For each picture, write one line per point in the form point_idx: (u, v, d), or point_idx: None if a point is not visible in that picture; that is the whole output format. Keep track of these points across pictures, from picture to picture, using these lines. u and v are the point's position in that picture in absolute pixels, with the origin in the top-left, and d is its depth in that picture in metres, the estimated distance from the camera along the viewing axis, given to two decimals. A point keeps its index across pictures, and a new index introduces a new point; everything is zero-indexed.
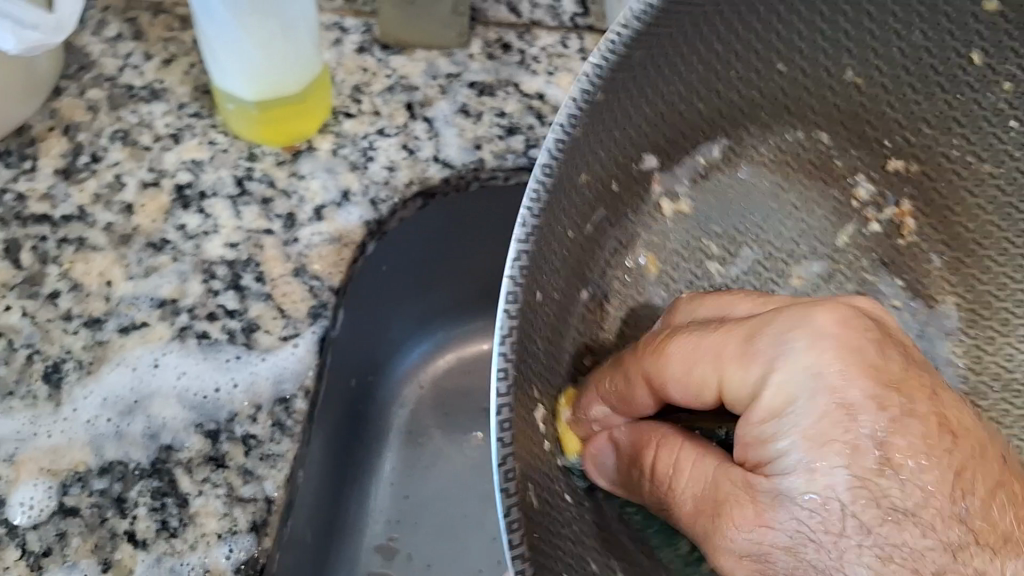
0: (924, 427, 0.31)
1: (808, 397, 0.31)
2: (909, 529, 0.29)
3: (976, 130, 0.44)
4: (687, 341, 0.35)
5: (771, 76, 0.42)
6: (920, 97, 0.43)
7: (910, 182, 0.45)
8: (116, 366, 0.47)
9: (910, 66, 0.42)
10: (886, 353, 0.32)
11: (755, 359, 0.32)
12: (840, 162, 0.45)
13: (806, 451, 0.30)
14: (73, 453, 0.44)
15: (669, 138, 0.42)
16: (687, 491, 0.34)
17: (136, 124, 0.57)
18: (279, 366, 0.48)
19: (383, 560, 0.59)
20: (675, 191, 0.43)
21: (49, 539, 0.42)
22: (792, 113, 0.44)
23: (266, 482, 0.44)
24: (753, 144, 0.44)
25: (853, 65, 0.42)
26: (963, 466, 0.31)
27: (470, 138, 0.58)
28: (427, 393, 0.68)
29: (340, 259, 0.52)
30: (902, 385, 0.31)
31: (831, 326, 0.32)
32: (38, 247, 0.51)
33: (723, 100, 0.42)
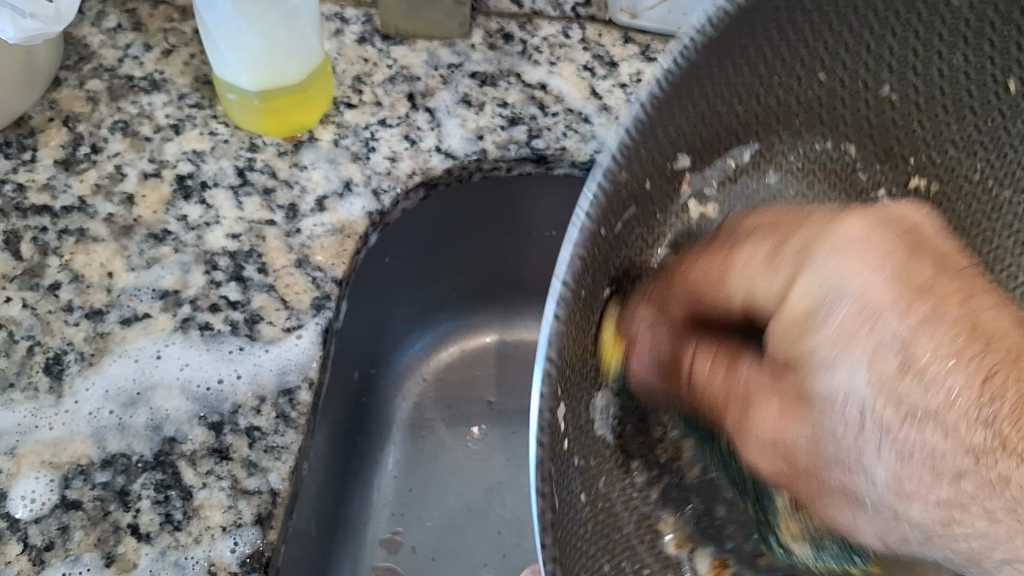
0: (949, 331, 0.26)
1: (834, 303, 0.27)
2: (930, 427, 0.25)
3: (987, 126, 0.40)
4: (727, 261, 0.32)
5: (812, 85, 0.36)
6: (950, 117, 0.40)
7: (931, 202, 0.41)
8: (118, 357, 0.46)
9: (944, 86, 0.39)
10: (921, 256, 0.28)
11: (783, 267, 0.30)
12: (864, 175, 0.40)
13: (842, 361, 0.26)
14: (75, 446, 0.44)
15: (698, 138, 0.35)
16: (718, 381, 0.31)
17: (136, 115, 0.57)
18: (282, 357, 0.47)
19: (389, 553, 0.59)
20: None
21: (51, 533, 0.41)
22: (826, 120, 0.38)
23: (271, 474, 0.43)
24: (784, 150, 0.38)
25: (891, 78, 0.37)
26: (989, 370, 0.25)
27: (472, 128, 0.57)
28: (429, 387, 0.68)
29: (343, 250, 0.52)
30: (931, 287, 0.27)
31: (859, 231, 0.29)
32: (38, 239, 0.51)
33: (783, 100, 0.36)
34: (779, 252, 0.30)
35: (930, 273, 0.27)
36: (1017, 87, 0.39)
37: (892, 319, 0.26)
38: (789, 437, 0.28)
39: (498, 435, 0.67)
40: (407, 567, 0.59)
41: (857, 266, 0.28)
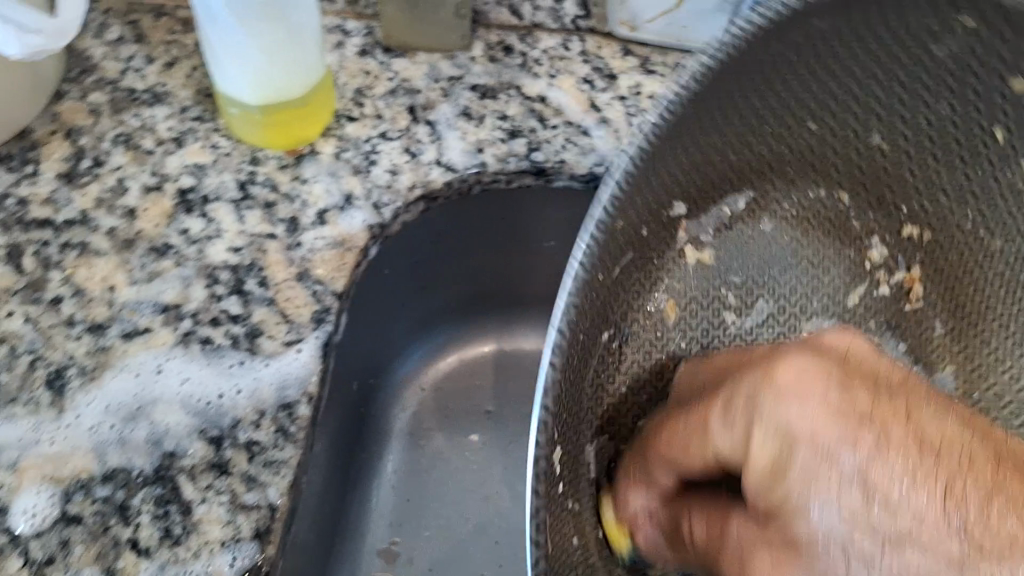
0: (901, 456, 0.30)
1: (805, 441, 0.32)
2: (911, 550, 0.29)
3: (988, 203, 0.45)
4: (678, 423, 0.39)
5: (802, 134, 0.43)
6: (940, 166, 0.45)
7: (920, 250, 0.47)
8: (119, 371, 0.47)
9: (934, 136, 0.44)
10: (855, 380, 0.34)
11: (734, 416, 0.36)
12: (857, 223, 0.47)
13: (814, 495, 0.31)
14: (76, 460, 0.44)
15: (697, 190, 0.43)
16: (731, 553, 0.36)
17: (138, 128, 0.57)
18: (282, 371, 0.47)
19: (386, 564, 0.60)
20: (699, 239, 0.44)
21: (52, 547, 0.41)
22: (817, 171, 0.45)
23: (270, 488, 0.43)
24: (777, 199, 0.45)
25: (880, 130, 0.44)
26: (949, 482, 0.30)
27: (472, 141, 0.57)
28: (427, 396, 0.68)
29: (343, 263, 0.52)
30: (874, 413, 0.32)
31: (794, 374, 0.34)
32: (41, 252, 0.51)
33: (755, 154, 0.43)
34: (727, 406, 0.36)
35: (869, 402, 0.32)
36: (1003, 138, 0.43)
37: (839, 436, 0.31)
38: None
39: (496, 443, 0.67)
40: None
41: (807, 415, 0.32)
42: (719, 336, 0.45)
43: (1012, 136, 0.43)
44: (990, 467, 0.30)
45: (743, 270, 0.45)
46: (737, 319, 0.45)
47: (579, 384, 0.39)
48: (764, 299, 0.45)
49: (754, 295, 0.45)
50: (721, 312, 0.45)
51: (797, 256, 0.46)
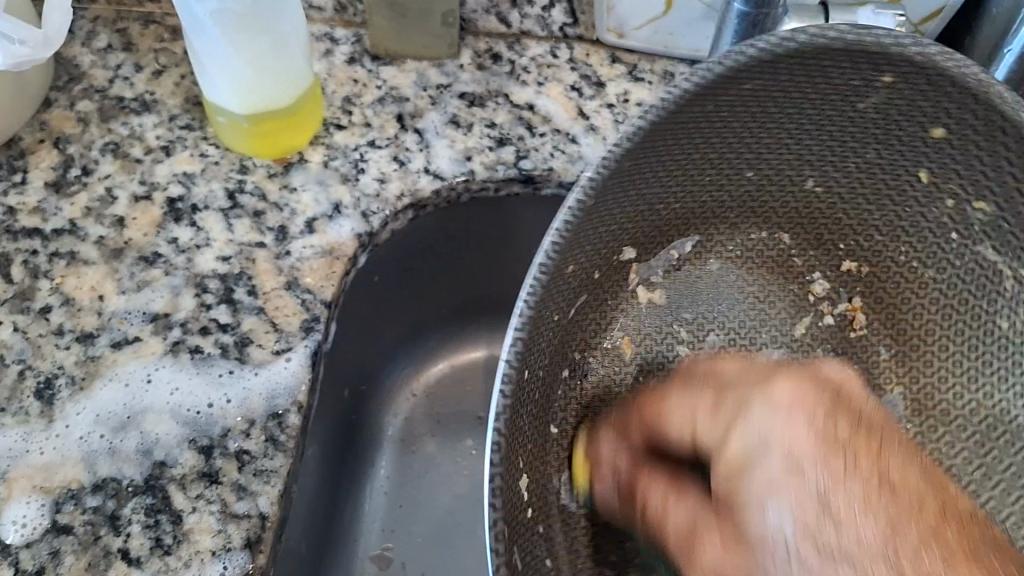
0: (862, 488, 0.33)
1: (768, 457, 0.35)
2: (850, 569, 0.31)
3: (921, 241, 0.49)
4: (684, 407, 0.42)
5: (741, 180, 0.48)
6: (873, 210, 0.49)
7: (860, 282, 0.51)
8: (109, 381, 0.47)
9: (864, 179, 0.47)
10: (838, 411, 0.37)
11: (722, 421, 0.39)
12: (800, 260, 0.51)
13: (766, 489, 0.34)
14: (66, 470, 0.44)
15: (646, 237, 0.48)
16: (674, 525, 0.38)
17: (127, 137, 0.57)
18: (272, 381, 0.48)
19: (380, 570, 0.60)
20: (649, 280, 0.50)
21: (42, 557, 0.42)
22: (758, 214, 0.50)
23: (260, 497, 0.44)
24: (722, 243, 0.51)
25: (813, 176, 0.48)
26: (897, 520, 0.32)
27: (460, 149, 0.58)
28: (419, 403, 0.69)
29: (332, 272, 0.52)
30: (845, 445, 0.35)
31: (783, 397, 0.38)
32: (29, 261, 0.51)
33: (697, 202, 0.48)
34: (720, 397, 0.41)
35: (849, 431, 0.36)
36: (927, 178, 0.46)
37: (806, 438, 0.35)
38: None
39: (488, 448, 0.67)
40: None
41: (783, 426, 0.36)
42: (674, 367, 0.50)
43: (936, 178, 0.46)
44: (937, 510, 0.34)
45: (694, 307, 0.51)
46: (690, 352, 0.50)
47: (540, 417, 0.44)
48: (714, 332, 0.50)
49: (704, 329, 0.50)
50: (673, 345, 0.50)
51: (740, 291, 0.51)
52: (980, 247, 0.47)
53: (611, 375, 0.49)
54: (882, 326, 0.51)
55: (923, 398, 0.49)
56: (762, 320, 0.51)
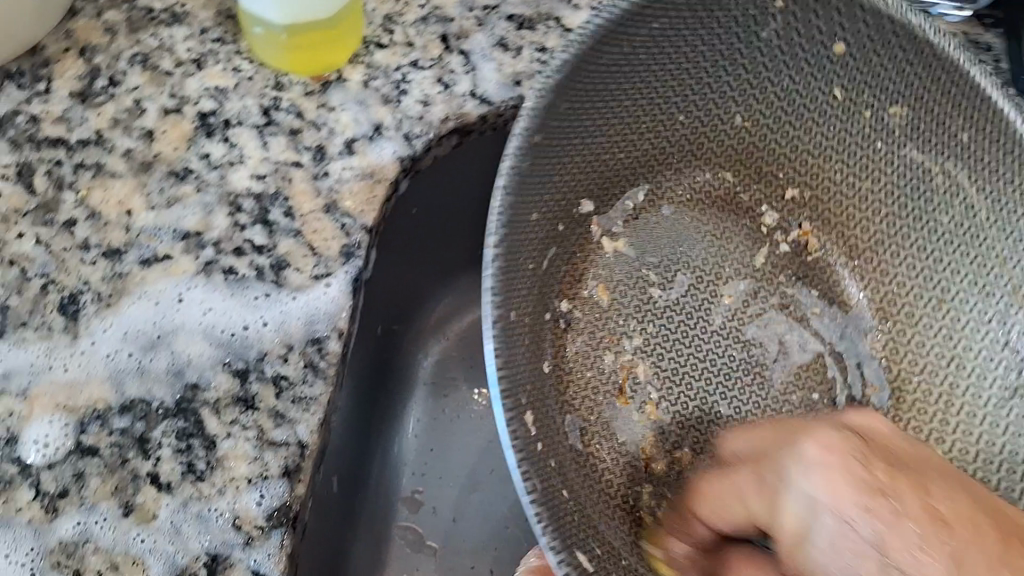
0: (915, 518, 0.35)
1: (822, 518, 0.37)
2: None
3: (851, 155, 0.53)
4: (716, 483, 0.45)
5: (676, 127, 0.53)
6: (797, 133, 0.54)
7: (805, 207, 0.56)
8: (138, 299, 0.44)
9: (770, 123, 0.54)
10: (870, 452, 0.39)
11: (765, 490, 0.41)
12: (744, 195, 0.56)
13: (832, 549, 0.37)
14: (91, 389, 0.41)
15: (600, 187, 0.51)
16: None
17: (157, 48, 0.53)
18: (311, 306, 0.45)
19: (410, 513, 0.59)
20: (611, 231, 0.53)
21: (65, 480, 0.39)
22: (697, 159, 0.55)
23: (299, 425, 0.41)
24: (670, 188, 0.54)
25: (739, 112, 0.53)
26: (943, 523, 0.35)
27: (509, 73, 0.54)
28: (450, 345, 0.66)
29: (373, 197, 0.49)
30: (890, 486, 0.37)
31: (816, 454, 0.40)
32: (53, 172, 0.48)
33: (642, 151, 0.52)
34: (761, 480, 0.42)
35: (886, 471, 0.38)
36: (842, 97, 0.52)
37: (841, 459, 0.39)
38: None
39: None
40: (427, 526, 0.59)
41: (815, 446, 0.40)
42: (649, 309, 0.52)
43: (849, 95, 0.51)
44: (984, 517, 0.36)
45: (657, 252, 0.54)
46: (662, 292, 0.53)
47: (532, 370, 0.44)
48: (682, 273, 0.54)
49: (673, 270, 0.54)
50: (646, 289, 0.53)
51: (697, 232, 0.55)
52: (905, 150, 0.51)
53: (593, 322, 0.51)
54: (829, 242, 0.56)
55: (886, 306, 0.54)
56: (722, 256, 0.55)
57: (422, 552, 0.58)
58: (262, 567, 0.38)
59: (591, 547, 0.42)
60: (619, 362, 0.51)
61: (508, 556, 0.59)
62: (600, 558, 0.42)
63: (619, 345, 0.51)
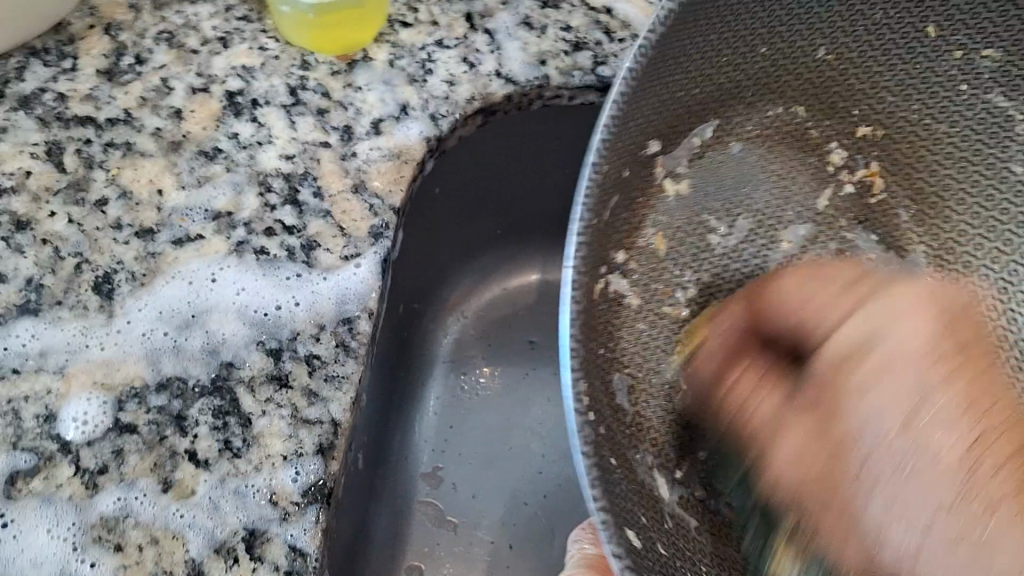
0: (955, 455, 0.38)
1: (863, 420, 0.38)
2: (897, 532, 0.37)
3: (931, 95, 0.45)
4: (791, 323, 0.41)
5: (754, 60, 0.42)
6: (884, 69, 0.44)
7: (875, 147, 0.46)
8: (172, 278, 0.45)
9: (874, 41, 0.43)
10: (958, 355, 0.41)
11: (842, 373, 0.39)
12: (815, 131, 0.45)
13: (874, 450, 0.38)
14: (128, 367, 0.42)
15: (667, 124, 0.40)
16: (751, 452, 0.39)
17: (182, 26, 0.53)
18: (342, 286, 0.45)
19: (431, 488, 0.60)
20: (676, 171, 0.42)
21: (105, 456, 0.40)
22: (770, 90, 0.43)
23: (332, 404, 0.42)
24: (741, 123, 0.43)
25: (823, 44, 0.43)
26: (975, 472, 0.38)
27: (534, 53, 0.54)
28: (470, 323, 0.67)
29: (401, 176, 0.50)
30: (970, 409, 0.39)
31: (903, 341, 0.40)
32: (83, 151, 0.48)
33: (712, 86, 0.41)
34: (828, 347, 0.40)
35: (952, 393, 0.39)
36: (935, 33, 0.43)
37: (910, 426, 0.38)
38: (780, 487, 0.39)
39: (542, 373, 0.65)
40: (449, 502, 0.60)
41: (899, 399, 0.39)
42: (706, 257, 0.43)
43: (944, 31, 0.43)
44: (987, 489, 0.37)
45: (723, 192, 0.44)
46: (722, 238, 0.44)
47: (591, 330, 0.37)
48: (744, 217, 0.44)
49: (733, 214, 0.44)
50: (705, 235, 0.43)
51: (763, 171, 0.45)
52: (992, 95, 0.44)
53: (649, 273, 0.41)
54: (896, 180, 0.47)
55: (944, 254, 0.47)
56: (786, 198, 0.46)
57: (443, 528, 0.59)
58: (298, 542, 0.39)
59: (638, 518, 0.36)
60: (673, 317, 0.42)
61: (526, 532, 0.59)
62: (647, 531, 0.36)
63: (672, 299, 0.42)
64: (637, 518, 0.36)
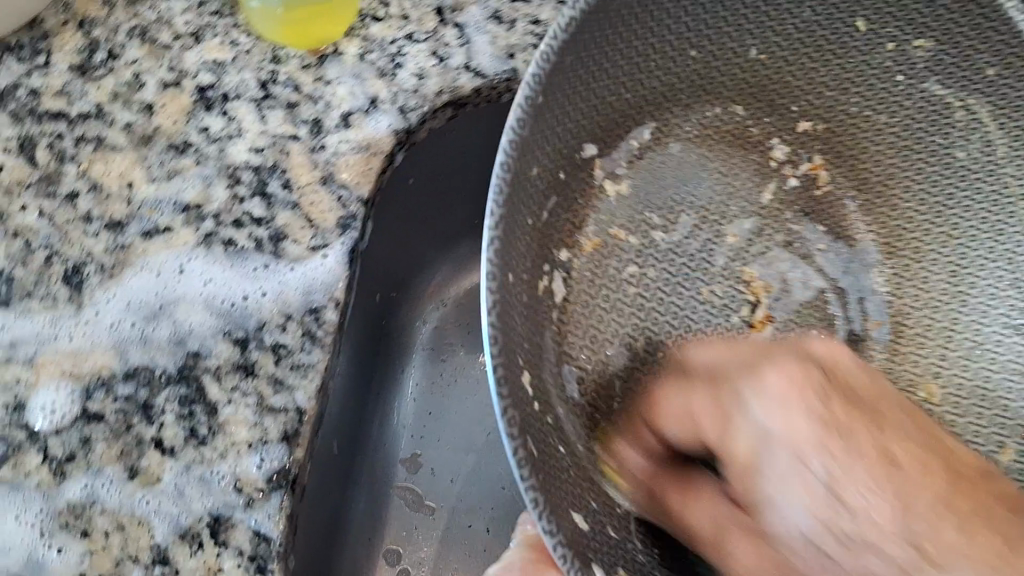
0: (865, 469, 0.34)
1: (774, 449, 0.36)
2: (868, 557, 0.33)
3: (868, 88, 0.48)
4: (705, 360, 0.43)
5: (685, 62, 0.45)
6: (817, 65, 0.47)
7: (818, 140, 0.50)
8: (140, 270, 0.45)
9: (804, 40, 0.46)
10: (835, 392, 0.38)
11: (726, 418, 0.39)
12: (755, 129, 0.49)
13: (787, 497, 0.36)
14: (96, 357, 0.43)
15: (606, 128, 0.44)
16: (699, 521, 0.40)
17: (154, 21, 0.53)
18: (308, 277, 0.46)
19: (409, 473, 0.61)
20: (614, 173, 0.46)
21: (72, 445, 0.41)
22: (706, 93, 0.47)
23: (297, 392, 0.43)
24: (677, 124, 0.47)
25: (756, 44, 0.46)
26: (886, 455, 0.35)
27: (503, 46, 0.54)
28: (449, 310, 0.67)
29: (369, 168, 0.50)
30: (845, 429, 0.36)
31: (778, 385, 0.38)
32: (54, 145, 0.49)
33: (643, 93, 0.45)
34: (721, 391, 0.40)
35: (841, 409, 0.37)
36: (865, 27, 0.46)
37: (813, 435, 0.36)
38: (725, 542, 0.39)
39: None
40: (426, 486, 0.61)
41: (787, 419, 0.36)
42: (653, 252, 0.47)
43: (872, 24, 0.45)
44: (948, 476, 0.34)
45: (660, 198, 0.47)
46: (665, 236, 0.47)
47: (531, 325, 0.40)
48: (687, 214, 0.48)
49: (676, 212, 0.48)
50: (647, 232, 0.47)
51: (705, 170, 0.49)
52: (924, 83, 0.47)
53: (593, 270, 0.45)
54: (841, 172, 0.50)
55: (893, 241, 0.49)
56: (728, 195, 0.49)
57: (421, 512, 0.60)
58: (262, 527, 0.40)
59: (585, 501, 0.40)
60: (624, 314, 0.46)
61: (502, 517, 0.61)
62: (595, 513, 0.40)
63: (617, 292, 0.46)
64: (580, 495, 0.39)
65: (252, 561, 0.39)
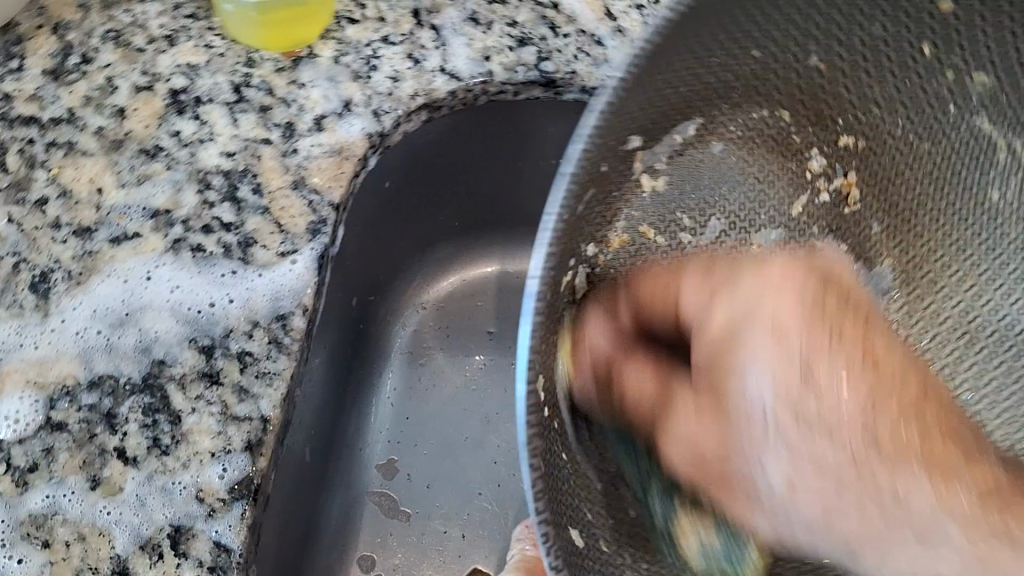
0: (845, 368, 0.39)
1: (765, 350, 0.38)
2: (823, 446, 0.37)
3: (918, 112, 0.44)
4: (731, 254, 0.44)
5: (747, 62, 0.39)
6: (874, 82, 0.42)
7: (856, 157, 0.46)
8: (107, 277, 0.45)
9: (867, 54, 0.41)
10: (835, 308, 0.40)
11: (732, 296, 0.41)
12: (798, 137, 0.44)
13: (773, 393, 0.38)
14: (61, 366, 0.43)
15: (652, 120, 0.37)
16: (677, 439, 0.40)
17: (129, 24, 0.52)
18: (275, 283, 0.46)
19: (384, 479, 0.61)
20: (654, 167, 0.40)
21: (35, 454, 0.40)
22: (759, 93, 0.41)
23: (262, 401, 0.43)
24: (724, 123, 0.41)
25: (818, 51, 0.40)
26: (869, 357, 0.39)
27: (479, 48, 0.53)
28: (429, 313, 0.67)
29: (342, 173, 0.50)
30: (836, 329, 0.39)
31: (782, 301, 0.40)
32: (25, 151, 0.48)
33: (703, 84, 0.38)
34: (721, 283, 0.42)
35: (837, 315, 0.40)
36: (930, 53, 0.41)
37: (808, 344, 0.38)
38: (697, 446, 0.39)
39: (499, 364, 0.66)
40: (402, 491, 0.61)
41: (778, 311, 0.40)
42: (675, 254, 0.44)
43: (939, 51, 0.41)
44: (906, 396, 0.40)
45: (698, 192, 0.44)
46: (692, 239, 0.45)
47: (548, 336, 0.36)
48: (716, 217, 0.45)
49: (706, 215, 0.44)
50: (676, 234, 0.44)
51: (742, 173, 0.44)
52: (976, 118, 0.45)
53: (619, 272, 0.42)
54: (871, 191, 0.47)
55: (911, 269, 0.49)
56: (761, 200, 0.45)
57: (397, 518, 0.60)
58: (223, 538, 0.40)
59: (583, 515, 0.38)
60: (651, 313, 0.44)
61: (478, 522, 0.60)
62: (589, 527, 0.38)
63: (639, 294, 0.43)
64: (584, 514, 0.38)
65: (212, 572, 0.39)
